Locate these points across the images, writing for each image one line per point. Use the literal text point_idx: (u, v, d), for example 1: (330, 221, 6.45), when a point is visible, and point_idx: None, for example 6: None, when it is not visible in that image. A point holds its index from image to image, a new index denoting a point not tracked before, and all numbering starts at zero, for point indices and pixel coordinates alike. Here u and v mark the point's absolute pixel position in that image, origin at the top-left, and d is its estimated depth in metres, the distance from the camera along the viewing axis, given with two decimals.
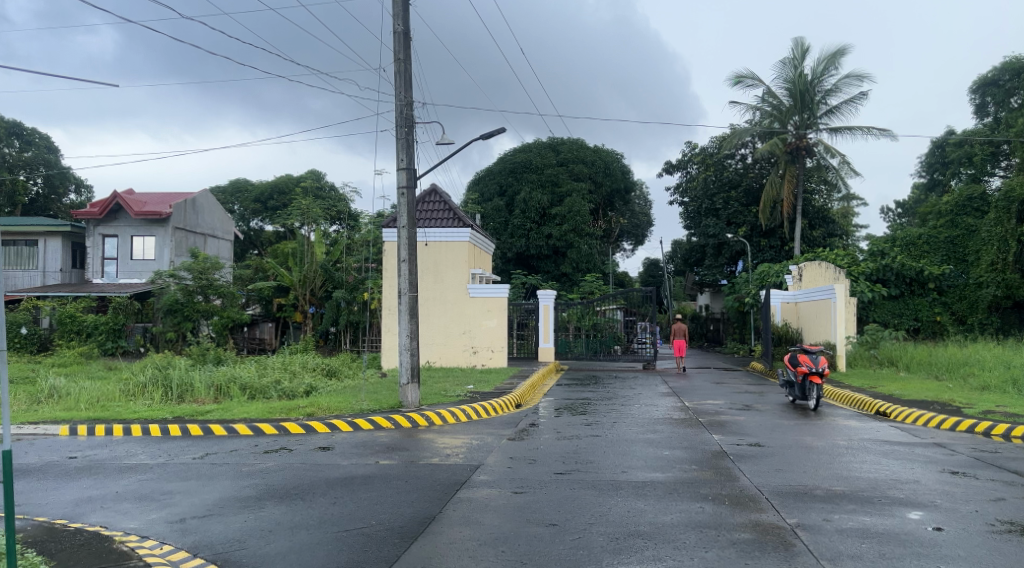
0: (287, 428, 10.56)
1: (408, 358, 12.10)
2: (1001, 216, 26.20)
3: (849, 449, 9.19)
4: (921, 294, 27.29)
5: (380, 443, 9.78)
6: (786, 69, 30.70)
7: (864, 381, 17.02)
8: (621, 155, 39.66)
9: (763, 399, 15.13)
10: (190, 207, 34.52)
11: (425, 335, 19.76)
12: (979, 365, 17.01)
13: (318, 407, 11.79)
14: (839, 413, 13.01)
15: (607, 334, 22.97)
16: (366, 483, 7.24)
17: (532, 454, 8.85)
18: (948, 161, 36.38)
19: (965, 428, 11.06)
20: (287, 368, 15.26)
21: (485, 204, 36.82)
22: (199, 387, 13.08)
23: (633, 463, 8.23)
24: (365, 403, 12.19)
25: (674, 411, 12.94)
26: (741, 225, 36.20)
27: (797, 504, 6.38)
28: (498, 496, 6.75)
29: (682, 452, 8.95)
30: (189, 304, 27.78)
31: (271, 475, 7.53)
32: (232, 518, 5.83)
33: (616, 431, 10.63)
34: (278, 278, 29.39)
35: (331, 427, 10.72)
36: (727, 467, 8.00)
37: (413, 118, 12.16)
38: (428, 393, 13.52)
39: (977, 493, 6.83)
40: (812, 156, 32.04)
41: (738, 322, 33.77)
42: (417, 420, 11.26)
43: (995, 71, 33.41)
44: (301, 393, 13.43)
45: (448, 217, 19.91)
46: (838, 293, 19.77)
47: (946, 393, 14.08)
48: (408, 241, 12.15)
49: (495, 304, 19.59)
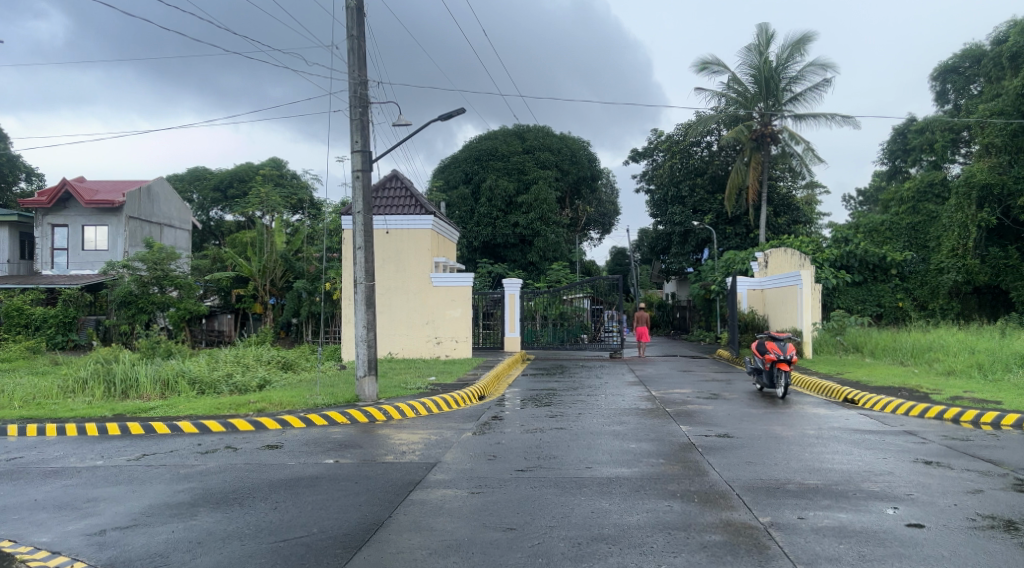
0: (234, 425, 10.00)
1: (365, 350, 11.57)
2: (961, 202, 27.59)
3: (819, 439, 8.91)
4: (884, 280, 27.31)
5: (333, 440, 9.28)
6: (751, 56, 30.63)
7: (831, 367, 16.88)
8: (588, 143, 39.41)
9: (730, 387, 14.85)
10: (145, 195, 33.51)
11: (388, 326, 19.20)
12: (944, 350, 16.95)
13: (269, 401, 11.26)
14: (808, 401, 12.74)
15: (574, 323, 22.70)
16: (312, 485, 6.76)
17: (492, 449, 8.44)
18: (910, 148, 36.53)
19: (934, 415, 10.86)
20: (239, 361, 14.64)
21: (450, 192, 36.22)
22: (145, 382, 12.43)
23: (598, 458, 7.85)
24: (319, 396, 11.66)
25: (642, 401, 12.58)
26: (707, 213, 36.06)
27: (769, 501, 6.03)
28: (453, 497, 6.31)
29: (649, 444, 8.58)
30: (144, 296, 26.97)
31: (208, 478, 7.00)
32: (157, 530, 5.37)
33: (581, 423, 10.25)
34: (237, 269, 28.67)
35: (282, 424, 10.20)
36: (695, 460, 7.65)
37: (368, 97, 11.62)
38: (388, 386, 13.03)
39: (954, 485, 6.55)
40: (777, 143, 32.00)
41: (704, 310, 33.72)
42: (374, 414, 10.78)
43: (956, 59, 33.61)
44: (253, 387, 12.90)
45: (409, 203, 19.31)
46: (804, 280, 19.59)
47: (913, 379, 13.94)
48: (363, 227, 11.59)
49: (459, 293, 19.16)
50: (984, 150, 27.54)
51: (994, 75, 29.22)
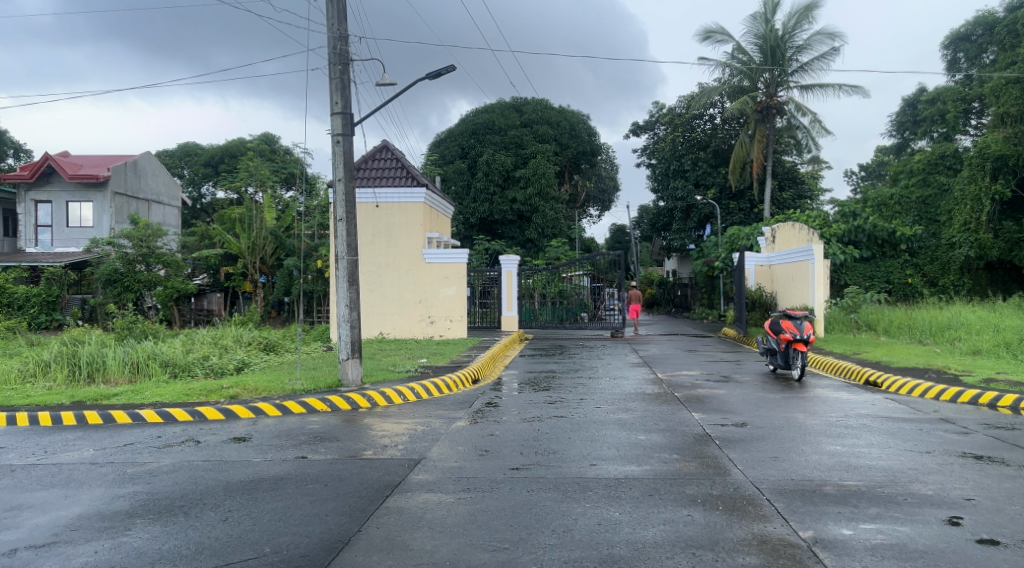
0: (202, 414, 9.11)
1: (348, 331, 10.67)
2: (974, 173, 26.56)
3: (849, 429, 8.03)
4: (893, 256, 26.34)
5: (309, 431, 8.35)
6: (756, 25, 29.53)
7: (846, 346, 16.00)
8: (587, 116, 38.35)
9: (740, 369, 13.95)
10: (131, 170, 32.46)
11: (378, 304, 18.27)
12: (966, 328, 16.06)
13: (244, 387, 10.35)
14: (827, 384, 11.84)
15: (573, 302, 21.73)
16: (275, 488, 5.86)
17: (485, 442, 7.52)
18: (920, 120, 35.41)
19: (967, 399, 9.99)
20: (217, 343, 13.69)
21: (446, 166, 35.20)
22: (112, 365, 11.51)
23: (603, 453, 6.94)
24: (299, 381, 10.74)
25: (648, 385, 11.67)
26: (710, 187, 35.03)
27: (807, 510, 5.14)
28: (438, 503, 5.42)
29: (660, 436, 7.67)
30: (130, 274, 26.02)
31: (156, 480, 6.09)
32: (78, 552, 4.51)
33: (583, 410, 9.34)
34: (225, 246, 27.80)
35: (255, 412, 9.31)
36: (714, 456, 6.75)
37: (348, 54, 10.60)
38: (374, 369, 12.14)
39: (1019, 488, 5.68)
40: (782, 115, 30.95)
41: (707, 287, 32.99)
42: (357, 402, 9.89)
43: (968, 26, 32.44)
44: (230, 370, 12.01)
45: (400, 175, 18.31)
46: (815, 254, 18.65)
47: (938, 359, 13.08)
48: (345, 197, 10.64)
49: (454, 270, 18.27)
50: (998, 120, 26.44)
51: (1008, 42, 28.10)
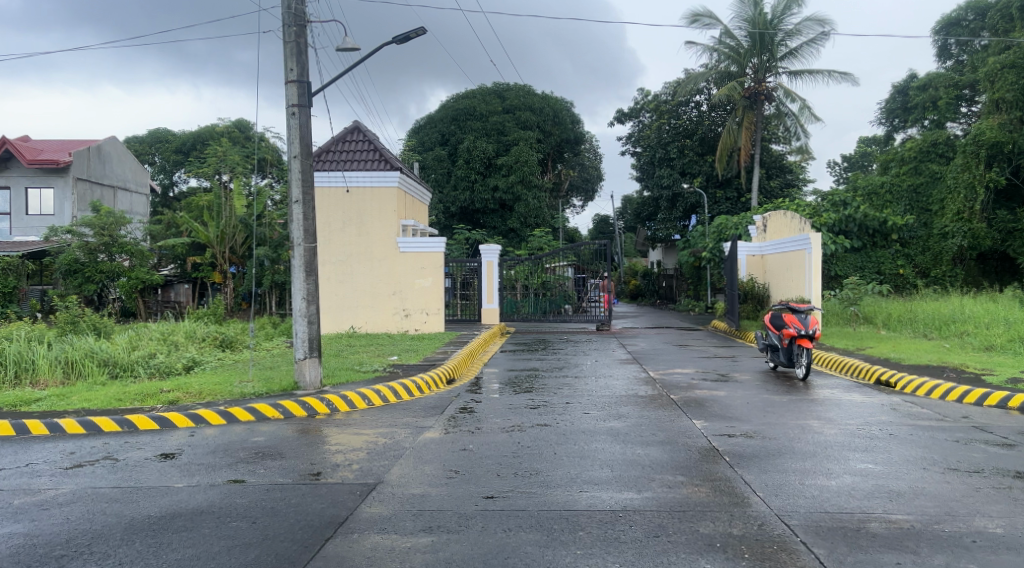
0: (132, 423, 7.90)
1: (305, 327, 9.52)
2: (968, 161, 25.61)
3: (877, 440, 6.99)
4: (884, 246, 25.40)
5: (251, 444, 7.15)
6: (745, 8, 28.54)
7: (849, 341, 15.03)
8: (571, 102, 37.16)
9: (737, 367, 12.91)
10: (94, 155, 30.98)
11: (348, 297, 17.07)
12: (973, 322, 15.15)
13: (188, 390, 9.15)
14: (834, 384, 10.82)
15: (557, 294, 20.65)
16: (191, 527, 4.72)
17: (455, 461, 6.38)
18: (911, 107, 34.59)
19: (994, 402, 8.98)
20: (166, 338, 12.43)
21: (426, 154, 33.94)
22: (42, 365, 10.24)
23: (596, 475, 5.84)
24: (251, 383, 9.55)
25: (640, 385, 10.57)
26: (696, 176, 33.97)
27: (857, 560, 4.08)
28: (390, 552, 4.30)
29: (661, 451, 6.59)
30: (91, 264, 24.57)
31: (43, 518, 4.91)
32: None
33: (570, 417, 8.22)
34: (193, 234, 26.44)
35: (195, 420, 8.14)
36: (729, 480, 5.66)
37: (305, 14, 9.39)
38: (337, 369, 10.96)
39: None
40: (771, 101, 29.95)
41: (693, 278, 32.05)
42: (314, 408, 8.76)
43: (959, 11, 31.56)
44: (178, 369, 10.79)
45: (372, 158, 17.09)
46: (813, 245, 17.61)
47: (951, 355, 12.10)
48: (301, 176, 9.45)
49: (430, 260, 17.10)
50: (993, 106, 25.52)
51: (1002, 27, 27.26)
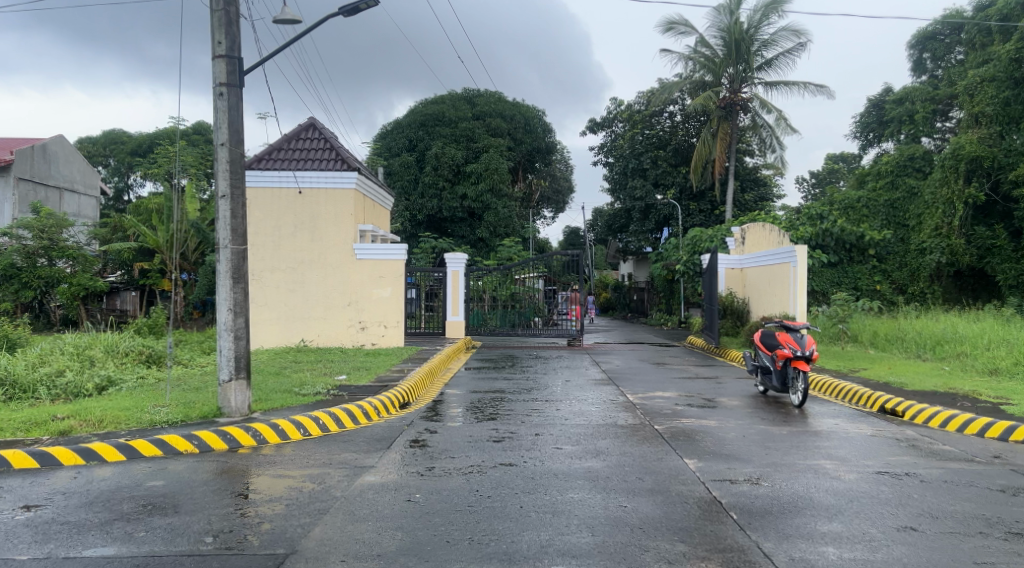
0: (5, 461, 6.50)
1: (230, 344, 8.14)
2: (947, 176, 24.83)
3: (911, 490, 5.82)
4: (861, 261, 24.14)
5: (144, 491, 5.75)
6: (720, 16, 27.63)
7: (840, 362, 13.95)
8: (543, 111, 36.05)
9: (725, 389, 11.74)
10: (39, 154, 29.20)
11: (298, 308, 15.64)
12: (969, 341, 14.17)
13: (88, 418, 7.71)
14: (835, 412, 9.69)
15: (527, 306, 19.15)
16: None
17: (397, 518, 5.07)
18: (886, 121, 33.97)
19: (1020, 438, 7.86)
20: (81, 353, 10.92)
21: (392, 159, 32.42)
22: None
23: (576, 543, 4.58)
24: (165, 409, 8.12)
25: (619, 412, 9.31)
26: (670, 187, 32.97)
27: None
28: None
29: (653, 505, 5.34)
30: (29, 269, 22.80)
31: None
32: None
33: (540, 454, 6.94)
34: (141, 239, 24.78)
35: (86, 456, 6.72)
36: (743, 553, 4.42)
37: None
38: (273, 390, 9.55)
39: None
40: (747, 112, 29.03)
41: (665, 292, 31.02)
42: (236, 441, 7.37)
43: (936, 25, 31.00)
44: (88, 391, 9.32)
45: (327, 157, 15.70)
46: (798, 258, 16.53)
47: (956, 380, 11.06)
48: (229, 166, 8.12)
49: (388, 268, 15.76)
50: (971, 121, 24.84)
51: (980, 41, 26.59)
